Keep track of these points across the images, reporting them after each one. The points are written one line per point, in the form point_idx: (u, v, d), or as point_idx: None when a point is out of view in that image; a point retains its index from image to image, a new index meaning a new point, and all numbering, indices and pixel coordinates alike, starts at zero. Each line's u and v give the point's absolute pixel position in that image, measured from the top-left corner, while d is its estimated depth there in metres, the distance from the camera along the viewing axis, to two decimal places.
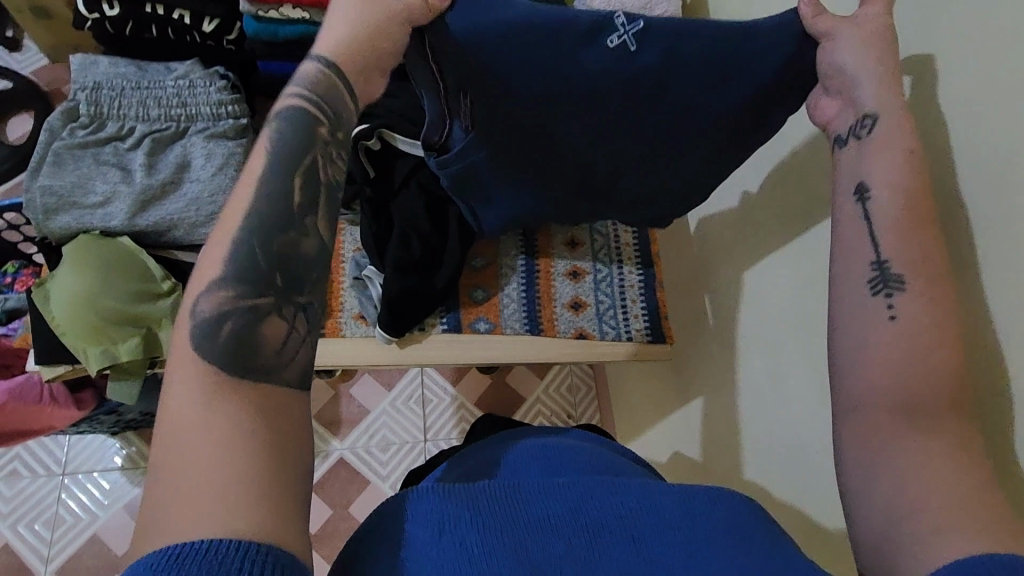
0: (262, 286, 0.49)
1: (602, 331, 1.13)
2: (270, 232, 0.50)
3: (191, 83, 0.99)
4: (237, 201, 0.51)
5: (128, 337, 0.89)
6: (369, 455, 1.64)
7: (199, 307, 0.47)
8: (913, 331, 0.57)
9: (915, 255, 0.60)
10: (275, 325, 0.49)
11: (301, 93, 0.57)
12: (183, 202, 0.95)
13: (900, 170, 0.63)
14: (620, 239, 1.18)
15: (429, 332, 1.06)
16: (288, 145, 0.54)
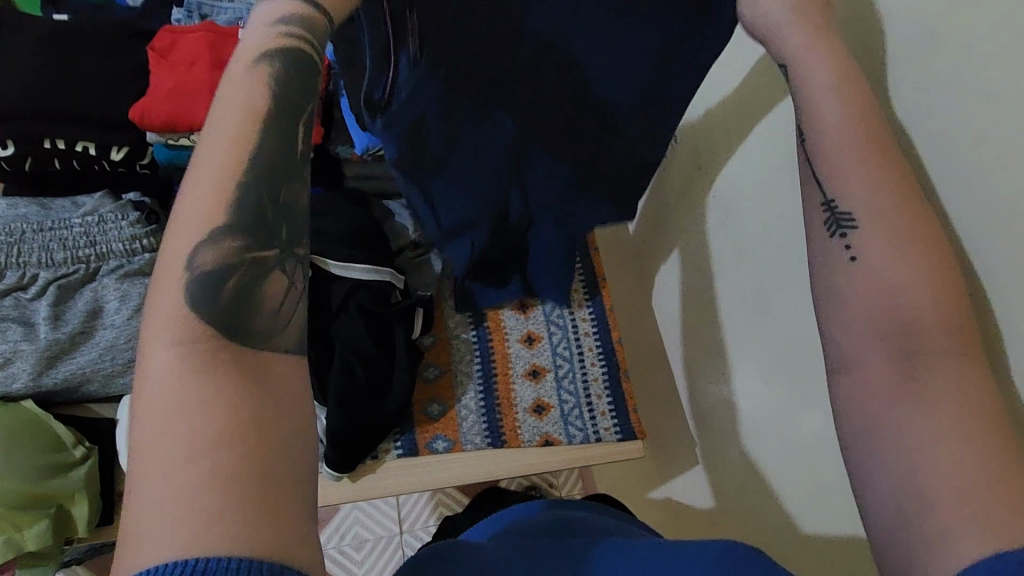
0: (268, 238, 0.42)
1: (568, 435, 1.03)
2: (277, 181, 0.43)
3: (101, 219, 0.91)
4: (221, 148, 0.42)
5: (35, 521, 0.77)
6: (343, 556, 1.49)
7: (195, 259, 0.39)
8: (880, 264, 0.49)
9: (869, 190, 0.51)
10: (277, 280, 0.42)
11: (296, 29, 0.47)
12: (95, 352, 0.86)
13: (840, 109, 0.53)
14: (574, 311, 1.09)
15: (384, 459, 0.96)
16: (280, 90, 0.45)
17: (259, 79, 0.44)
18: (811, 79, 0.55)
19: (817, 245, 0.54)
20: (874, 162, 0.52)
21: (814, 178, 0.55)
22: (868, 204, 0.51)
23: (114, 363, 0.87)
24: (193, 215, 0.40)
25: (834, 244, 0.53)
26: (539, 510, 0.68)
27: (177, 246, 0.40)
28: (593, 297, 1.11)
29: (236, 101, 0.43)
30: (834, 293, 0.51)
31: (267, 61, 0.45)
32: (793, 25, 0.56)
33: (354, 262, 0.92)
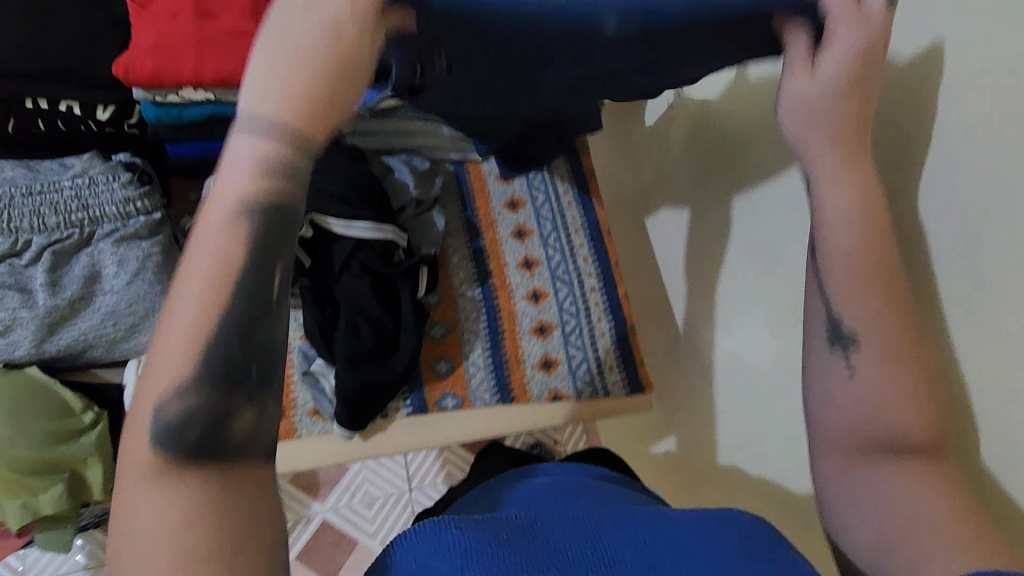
0: (235, 378, 0.39)
1: (577, 390, 1.03)
2: (246, 327, 0.40)
3: (91, 180, 0.88)
4: (189, 296, 0.39)
5: (50, 485, 0.77)
6: (353, 514, 1.51)
7: (161, 409, 0.38)
8: (875, 386, 0.49)
9: (870, 315, 0.50)
10: (247, 413, 0.40)
11: (270, 170, 0.42)
12: (97, 317, 0.85)
13: (853, 228, 0.51)
14: (554, 179, 1.12)
15: (393, 417, 0.96)
16: (257, 233, 0.41)
17: (231, 227, 0.40)
18: (829, 206, 0.52)
19: (817, 351, 0.53)
20: (879, 286, 0.51)
21: (819, 289, 0.54)
22: (874, 331, 0.50)
23: (118, 327, 0.86)
24: (162, 364, 0.38)
25: (833, 358, 0.52)
26: (523, 481, 0.66)
27: (143, 391, 0.38)
28: (573, 165, 1.13)
29: (207, 247, 0.40)
30: (827, 398, 0.51)
31: (245, 218, 0.41)
32: (831, 147, 0.52)
33: (356, 219, 0.90)
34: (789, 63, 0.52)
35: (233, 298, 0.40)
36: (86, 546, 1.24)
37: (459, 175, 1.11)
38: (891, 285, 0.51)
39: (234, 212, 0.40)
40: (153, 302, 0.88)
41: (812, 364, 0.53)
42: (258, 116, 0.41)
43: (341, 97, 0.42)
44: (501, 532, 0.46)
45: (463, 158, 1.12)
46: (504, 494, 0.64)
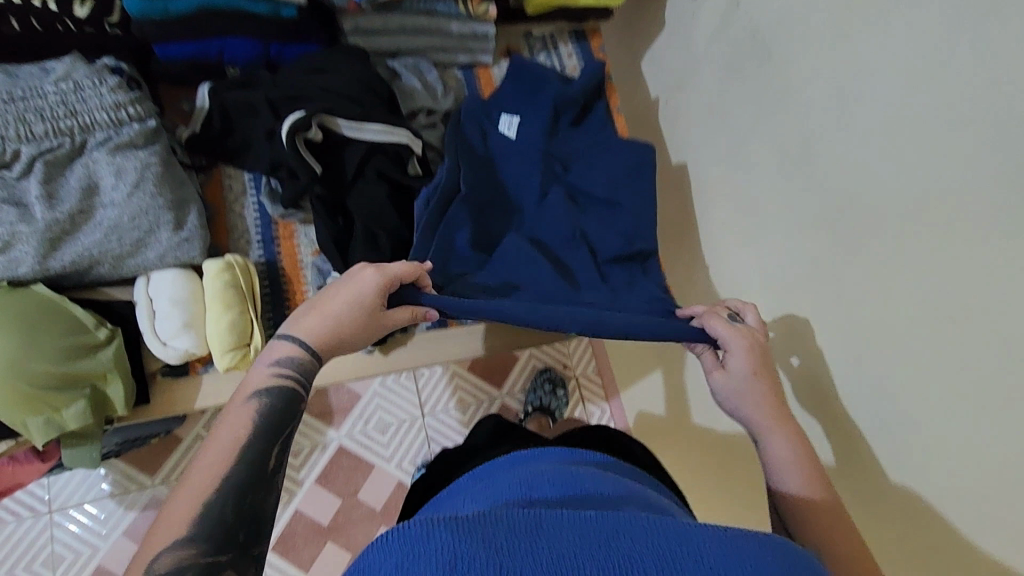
0: (227, 538, 0.51)
1: None
2: (244, 492, 0.53)
3: (76, 85, 0.82)
4: (205, 465, 0.54)
5: (73, 401, 0.75)
6: (369, 440, 1.51)
7: (157, 560, 0.49)
8: (847, 559, 0.57)
9: (824, 517, 0.61)
10: (230, 574, 0.50)
11: (290, 374, 0.62)
12: (100, 232, 0.81)
13: (797, 453, 0.65)
14: (561, 54, 1.13)
15: (413, 332, 0.93)
16: (269, 416, 0.59)
17: (252, 412, 0.58)
18: (775, 452, 0.66)
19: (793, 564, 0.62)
20: (821, 493, 0.63)
21: (776, 515, 0.64)
22: (829, 519, 0.60)
23: (122, 243, 0.82)
24: (169, 523, 0.50)
25: None
26: (499, 482, 0.66)
27: (148, 544, 0.49)
28: (579, 43, 1.14)
29: (229, 429, 0.56)
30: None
31: (258, 399, 0.59)
32: (756, 408, 0.69)
33: (366, 123, 0.85)
34: (705, 368, 0.76)
35: (239, 466, 0.54)
36: (109, 474, 1.26)
37: (467, 80, 1.07)
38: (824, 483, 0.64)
39: (255, 397, 0.59)
40: (158, 215, 0.84)
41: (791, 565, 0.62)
42: (290, 335, 0.64)
43: (357, 336, 0.67)
44: (490, 532, 0.45)
45: (472, 62, 1.06)
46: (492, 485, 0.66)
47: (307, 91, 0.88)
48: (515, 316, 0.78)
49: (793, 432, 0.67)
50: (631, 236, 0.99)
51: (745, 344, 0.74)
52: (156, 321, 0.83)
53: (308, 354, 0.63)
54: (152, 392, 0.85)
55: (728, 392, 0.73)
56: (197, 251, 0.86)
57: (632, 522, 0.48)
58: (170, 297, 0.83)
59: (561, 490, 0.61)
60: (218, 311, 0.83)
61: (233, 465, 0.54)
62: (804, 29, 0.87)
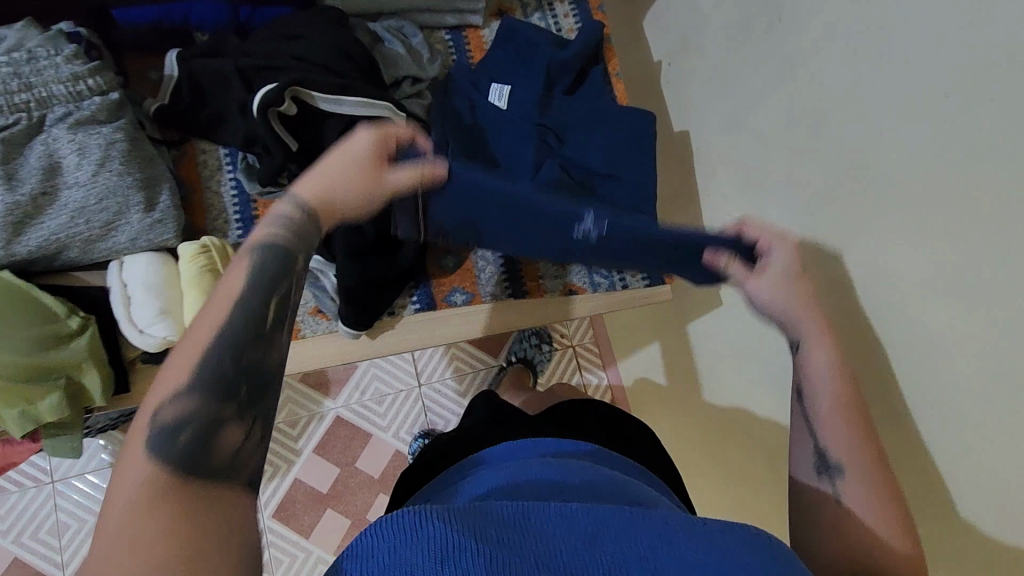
0: (230, 391, 0.44)
1: (593, 284, 0.97)
2: (245, 343, 0.46)
3: (29, 54, 0.76)
4: (204, 318, 0.47)
5: (47, 393, 0.73)
6: (365, 409, 1.50)
7: (159, 416, 0.42)
8: (871, 486, 0.57)
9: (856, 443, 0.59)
10: (236, 431, 0.44)
11: (288, 225, 0.54)
12: (65, 215, 0.76)
13: (834, 366, 0.64)
14: (556, 13, 1.05)
15: (400, 315, 0.91)
16: (270, 265, 0.51)
17: (254, 260, 0.51)
18: (813, 362, 0.64)
19: (806, 478, 0.60)
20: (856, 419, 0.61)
21: (807, 427, 0.62)
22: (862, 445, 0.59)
23: (90, 226, 0.77)
24: (166, 375, 0.43)
25: (822, 483, 0.58)
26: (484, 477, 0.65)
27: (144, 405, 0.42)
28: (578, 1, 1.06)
29: (224, 281, 0.49)
30: (819, 521, 0.57)
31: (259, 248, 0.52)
32: (801, 305, 0.68)
33: (344, 94, 0.77)
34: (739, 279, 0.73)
35: (235, 314, 0.47)
36: (108, 445, 1.26)
37: (455, 41, 1.00)
38: (860, 414, 0.61)
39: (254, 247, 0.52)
40: (126, 197, 0.79)
41: (804, 488, 0.59)
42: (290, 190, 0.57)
43: (356, 189, 0.59)
44: (482, 521, 0.44)
45: (460, 24, 1.00)
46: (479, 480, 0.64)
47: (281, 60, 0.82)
48: (520, 200, 0.77)
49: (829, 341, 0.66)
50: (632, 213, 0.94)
51: (788, 255, 0.71)
52: (132, 308, 0.80)
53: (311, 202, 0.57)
54: (131, 380, 0.83)
55: (763, 285, 0.71)
56: (171, 234, 0.82)
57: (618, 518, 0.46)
58: (145, 283, 0.80)
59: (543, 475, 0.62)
60: (195, 298, 0.80)
61: (232, 315, 0.47)
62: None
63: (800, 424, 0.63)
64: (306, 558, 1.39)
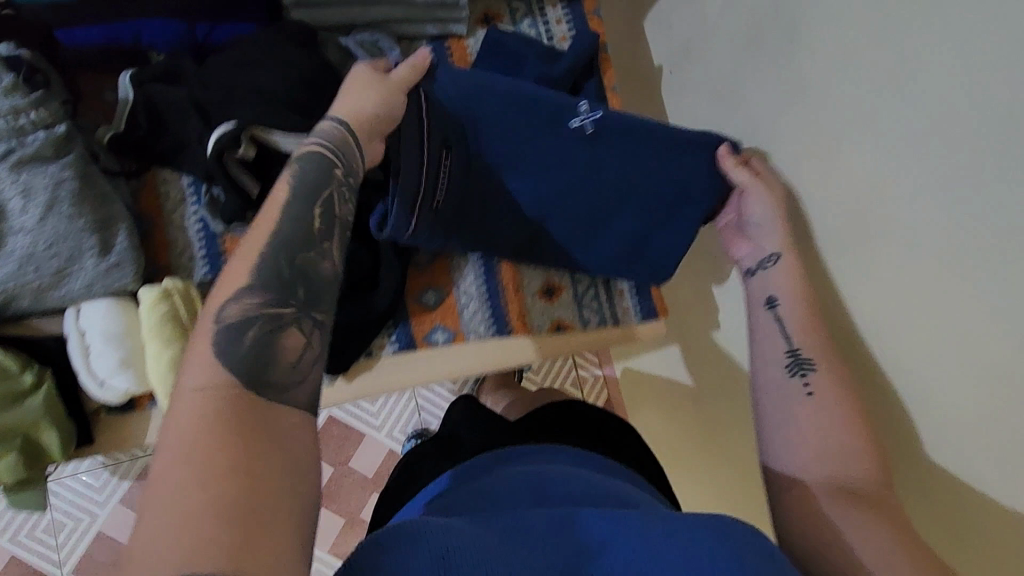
0: (289, 296, 0.56)
1: (583, 319, 0.92)
2: (296, 249, 0.58)
3: None
4: (260, 232, 0.59)
5: (2, 455, 0.70)
6: (358, 409, 1.48)
7: (223, 313, 0.53)
8: (826, 403, 0.69)
9: (818, 346, 0.73)
10: (295, 336, 0.55)
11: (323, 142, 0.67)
12: (12, 263, 0.71)
13: (792, 278, 0.78)
14: (548, 19, 0.96)
15: (378, 355, 0.86)
16: (307, 176, 0.63)
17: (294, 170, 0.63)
18: (777, 277, 0.78)
19: (779, 378, 0.73)
20: (814, 329, 0.74)
21: (780, 334, 0.75)
22: (821, 357, 0.72)
23: (41, 274, 0.72)
24: (229, 282, 0.55)
25: (795, 381, 0.72)
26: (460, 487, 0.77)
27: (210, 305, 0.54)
28: (572, 5, 0.96)
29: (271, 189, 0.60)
30: (790, 412, 0.70)
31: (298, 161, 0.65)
32: (775, 224, 0.80)
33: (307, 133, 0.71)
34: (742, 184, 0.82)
35: (282, 226, 0.59)
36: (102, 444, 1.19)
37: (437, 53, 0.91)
38: (819, 321, 0.75)
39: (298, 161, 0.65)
40: (79, 240, 0.73)
41: (777, 387, 0.72)
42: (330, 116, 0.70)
43: (376, 105, 0.72)
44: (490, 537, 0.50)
45: (443, 34, 0.90)
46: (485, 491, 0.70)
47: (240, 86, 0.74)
48: (517, 97, 0.82)
49: (789, 261, 0.78)
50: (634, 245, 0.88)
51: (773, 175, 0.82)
52: (90, 359, 0.75)
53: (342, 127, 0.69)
54: (97, 428, 0.79)
55: (752, 185, 0.82)
56: (130, 277, 0.76)
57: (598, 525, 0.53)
58: (103, 332, 0.75)
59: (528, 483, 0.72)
60: (157, 348, 0.75)
61: (285, 230, 0.59)
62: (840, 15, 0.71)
63: (774, 330, 0.76)
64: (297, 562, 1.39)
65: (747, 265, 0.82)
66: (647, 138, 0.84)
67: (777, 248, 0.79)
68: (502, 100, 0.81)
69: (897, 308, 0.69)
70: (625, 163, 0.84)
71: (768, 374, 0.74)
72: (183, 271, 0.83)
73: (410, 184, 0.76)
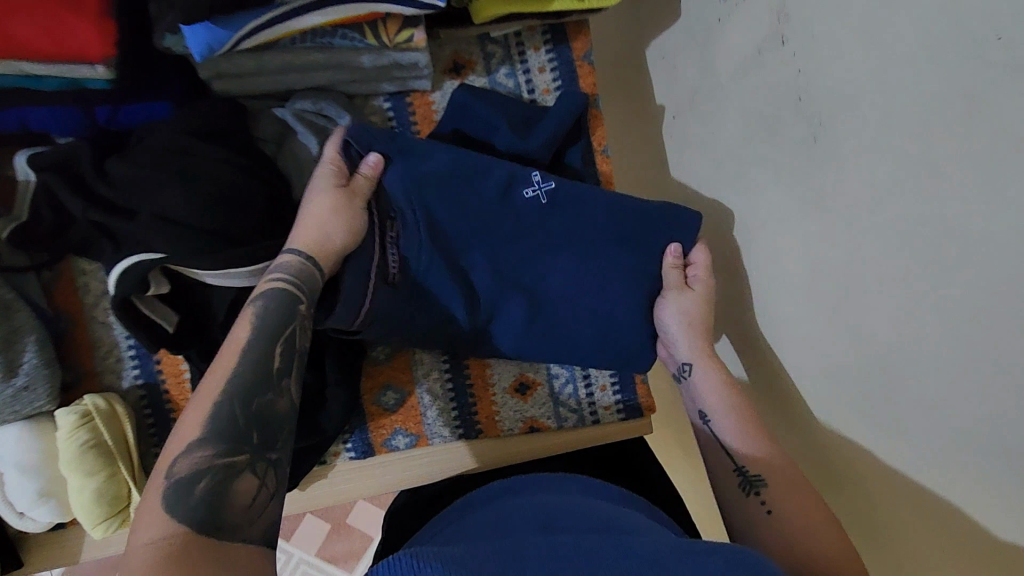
0: (242, 442, 0.51)
1: (559, 420, 0.84)
2: (250, 391, 0.54)
3: None
4: (215, 375, 0.55)
5: None
6: None
7: (175, 467, 0.49)
8: (789, 519, 0.64)
9: (762, 454, 0.69)
10: (248, 481, 0.51)
11: (286, 276, 0.62)
12: None
13: (720, 392, 0.75)
14: (529, 66, 0.82)
15: (334, 463, 0.80)
16: (271, 320, 0.59)
17: (252, 314, 0.59)
18: (705, 388, 0.76)
19: (736, 500, 0.68)
20: (760, 439, 0.71)
21: (722, 451, 0.72)
22: (770, 470, 0.68)
23: None
24: (184, 431, 0.51)
25: (750, 501, 0.67)
26: (463, 516, 0.66)
27: (164, 455, 0.50)
28: (557, 49, 0.82)
29: (231, 333, 0.58)
30: (758, 538, 0.65)
31: (258, 302, 0.60)
32: (689, 340, 0.78)
33: (233, 268, 0.63)
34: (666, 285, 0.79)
35: (241, 367, 0.55)
36: None
37: (397, 111, 0.78)
38: (757, 425, 0.72)
39: (258, 301, 0.60)
40: None
41: (733, 506, 0.68)
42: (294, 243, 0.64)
43: (341, 224, 0.66)
44: (484, 564, 0.47)
45: (402, 90, 0.77)
46: (485, 518, 0.62)
47: (154, 197, 0.63)
48: (467, 161, 0.74)
49: (711, 366, 0.77)
50: (607, 335, 0.79)
51: (704, 265, 0.79)
52: (8, 491, 0.67)
53: (305, 260, 0.63)
54: (23, 546, 0.73)
55: (666, 295, 0.79)
56: (45, 400, 0.68)
57: (607, 553, 0.49)
58: (16, 462, 0.67)
59: (525, 517, 0.60)
60: (79, 479, 0.67)
61: (242, 367, 0.55)
62: (879, 132, 0.58)
63: (715, 448, 0.73)
64: (284, 562, 1.24)
65: (672, 372, 0.81)
66: (614, 211, 0.78)
67: (688, 356, 0.78)
68: (448, 169, 0.73)
69: (900, 472, 0.62)
70: (594, 223, 0.78)
71: (726, 499, 0.70)
72: (111, 378, 0.74)
73: (354, 296, 0.67)
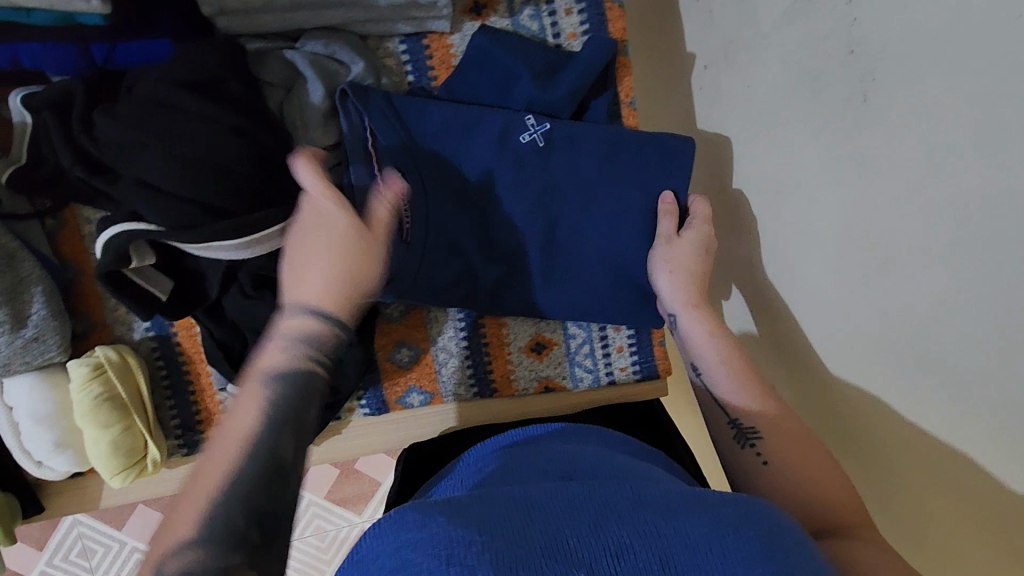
0: (239, 537, 0.46)
1: (574, 378, 0.83)
2: (255, 481, 0.48)
3: None
4: (215, 464, 0.49)
5: None
6: None
7: (163, 566, 0.44)
8: (784, 474, 0.63)
9: (770, 408, 0.68)
10: None
11: (303, 352, 0.57)
12: None
13: (716, 346, 0.72)
14: (555, 7, 0.76)
15: (348, 418, 0.80)
16: (286, 405, 0.53)
17: (262, 397, 0.53)
18: (695, 339, 0.73)
19: (733, 452, 0.67)
20: (756, 395, 0.69)
21: (717, 407, 0.71)
22: (761, 420, 0.67)
23: None
24: (176, 526, 0.46)
25: (745, 453, 0.66)
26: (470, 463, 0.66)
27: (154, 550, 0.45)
28: None
29: (236, 420, 0.51)
30: (751, 488, 0.64)
31: (269, 386, 0.53)
32: (681, 289, 0.74)
33: (216, 242, 0.61)
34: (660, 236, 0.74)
35: (248, 460, 0.49)
36: None
37: (412, 51, 0.73)
38: (752, 378, 0.70)
39: (269, 384, 0.54)
40: None
41: (732, 462, 0.67)
42: (312, 301, 0.59)
43: (361, 266, 0.61)
44: (504, 511, 0.47)
45: (419, 31, 0.72)
46: (496, 466, 0.62)
47: (157, 146, 0.59)
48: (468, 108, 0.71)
49: (702, 314, 0.74)
50: (620, 283, 0.77)
51: (703, 214, 0.75)
52: (22, 438, 0.67)
53: (328, 328, 0.59)
54: (41, 492, 0.74)
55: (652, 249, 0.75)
56: (55, 350, 0.67)
57: (621, 498, 0.48)
58: (30, 413, 0.66)
59: (541, 463, 0.59)
60: (95, 430, 0.67)
61: (246, 458, 0.49)
62: (936, 95, 0.54)
63: (709, 401, 0.72)
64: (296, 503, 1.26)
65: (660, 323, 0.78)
66: (615, 150, 0.74)
67: (676, 306, 0.74)
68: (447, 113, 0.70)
69: (917, 443, 0.61)
70: (600, 168, 0.74)
71: (722, 453, 0.69)
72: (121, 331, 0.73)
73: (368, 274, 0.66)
